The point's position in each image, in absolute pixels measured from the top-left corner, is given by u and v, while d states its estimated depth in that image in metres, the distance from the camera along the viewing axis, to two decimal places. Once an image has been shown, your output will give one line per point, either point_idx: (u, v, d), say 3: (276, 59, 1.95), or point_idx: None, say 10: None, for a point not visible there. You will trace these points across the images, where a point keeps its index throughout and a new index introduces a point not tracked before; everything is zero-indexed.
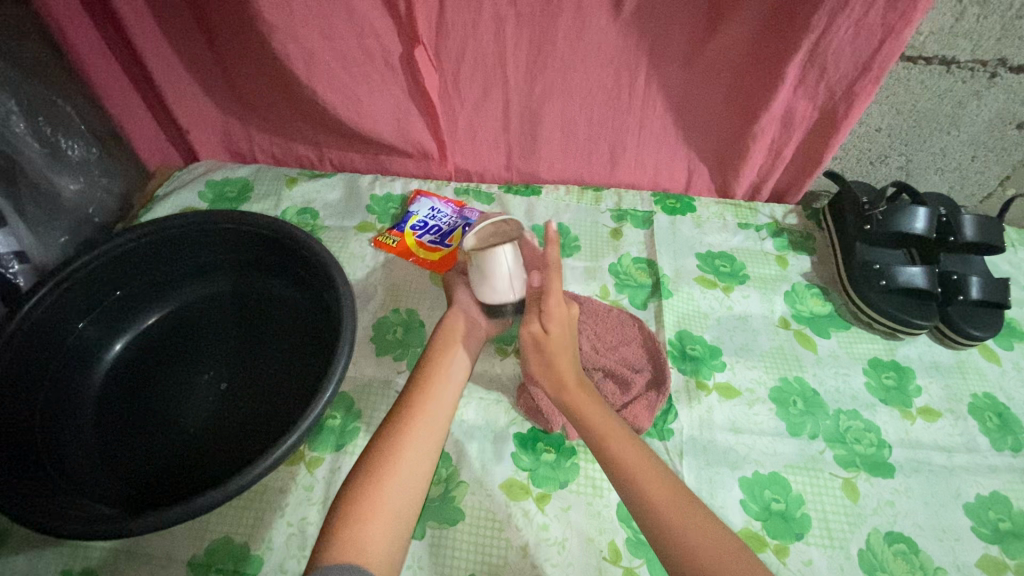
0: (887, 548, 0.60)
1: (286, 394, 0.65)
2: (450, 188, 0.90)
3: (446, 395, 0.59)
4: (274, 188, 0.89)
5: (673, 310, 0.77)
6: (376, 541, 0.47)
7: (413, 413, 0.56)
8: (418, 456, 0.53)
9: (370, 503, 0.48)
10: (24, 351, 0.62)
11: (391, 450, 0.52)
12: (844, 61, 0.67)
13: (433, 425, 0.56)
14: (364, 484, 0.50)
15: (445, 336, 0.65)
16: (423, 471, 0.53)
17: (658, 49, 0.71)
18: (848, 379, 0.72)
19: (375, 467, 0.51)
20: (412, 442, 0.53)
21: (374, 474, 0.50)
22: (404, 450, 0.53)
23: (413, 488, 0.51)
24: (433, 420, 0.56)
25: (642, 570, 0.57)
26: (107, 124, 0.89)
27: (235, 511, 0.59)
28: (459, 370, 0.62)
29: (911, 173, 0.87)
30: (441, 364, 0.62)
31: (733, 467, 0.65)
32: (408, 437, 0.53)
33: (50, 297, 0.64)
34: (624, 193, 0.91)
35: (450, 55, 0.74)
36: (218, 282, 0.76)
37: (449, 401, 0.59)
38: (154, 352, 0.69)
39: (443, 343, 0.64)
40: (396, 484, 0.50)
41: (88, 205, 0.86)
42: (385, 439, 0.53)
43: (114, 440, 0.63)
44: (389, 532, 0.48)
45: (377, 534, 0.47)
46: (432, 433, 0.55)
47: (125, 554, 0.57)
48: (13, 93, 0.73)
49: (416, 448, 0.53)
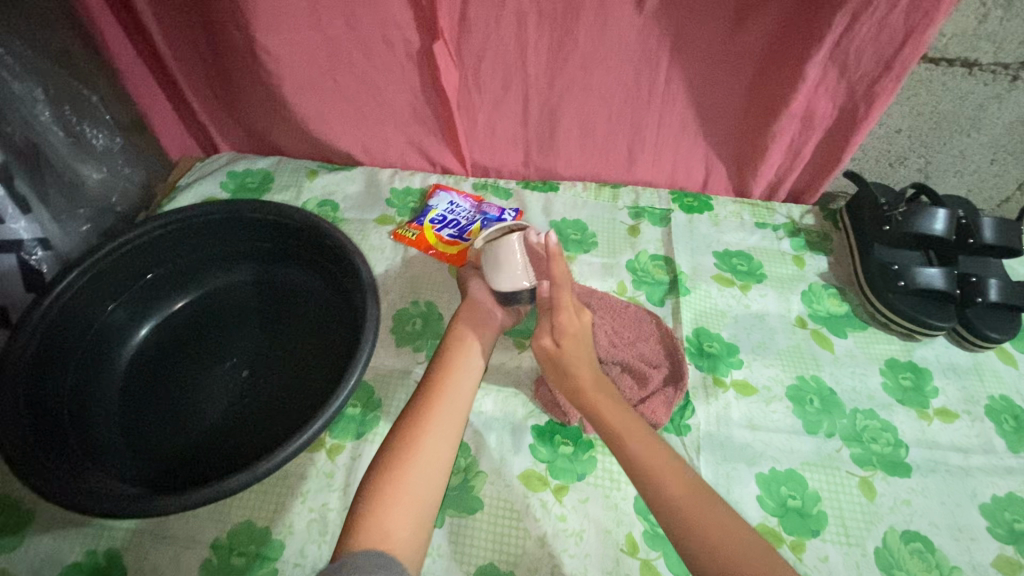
0: (903, 546, 0.60)
1: (308, 382, 0.66)
2: (469, 183, 0.91)
3: (465, 382, 0.59)
4: (295, 180, 0.90)
5: (690, 307, 0.78)
6: (400, 526, 0.47)
7: (433, 400, 0.56)
8: (439, 442, 0.53)
9: (394, 490, 0.49)
10: (54, 332, 0.63)
11: (412, 437, 0.53)
12: (865, 61, 0.68)
13: (454, 412, 0.56)
14: (387, 471, 0.50)
15: (463, 325, 0.65)
16: (446, 456, 0.53)
17: (679, 47, 0.71)
18: (865, 378, 0.72)
19: (397, 455, 0.51)
20: (433, 428, 0.54)
21: (396, 461, 0.51)
22: (425, 436, 0.53)
23: (436, 473, 0.52)
24: (454, 407, 0.57)
25: (659, 563, 0.57)
26: (131, 114, 0.90)
27: (257, 496, 0.60)
28: (477, 357, 0.63)
29: (929, 175, 0.87)
30: (460, 352, 0.62)
31: (750, 463, 0.65)
32: (428, 424, 0.54)
33: (81, 280, 0.66)
34: (641, 191, 0.91)
35: (472, 50, 0.75)
36: (241, 272, 0.77)
37: (469, 387, 0.59)
38: (178, 338, 0.71)
39: (460, 331, 0.65)
40: (418, 470, 0.51)
41: (111, 194, 0.87)
42: (406, 426, 0.54)
43: (139, 423, 0.64)
44: (413, 517, 0.49)
45: (401, 520, 0.48)
46: (452, 419, 0.55)
47: (150, 535, 0.58)
48: (38, 81, 0.74)
49: (437, 434, 0.53)
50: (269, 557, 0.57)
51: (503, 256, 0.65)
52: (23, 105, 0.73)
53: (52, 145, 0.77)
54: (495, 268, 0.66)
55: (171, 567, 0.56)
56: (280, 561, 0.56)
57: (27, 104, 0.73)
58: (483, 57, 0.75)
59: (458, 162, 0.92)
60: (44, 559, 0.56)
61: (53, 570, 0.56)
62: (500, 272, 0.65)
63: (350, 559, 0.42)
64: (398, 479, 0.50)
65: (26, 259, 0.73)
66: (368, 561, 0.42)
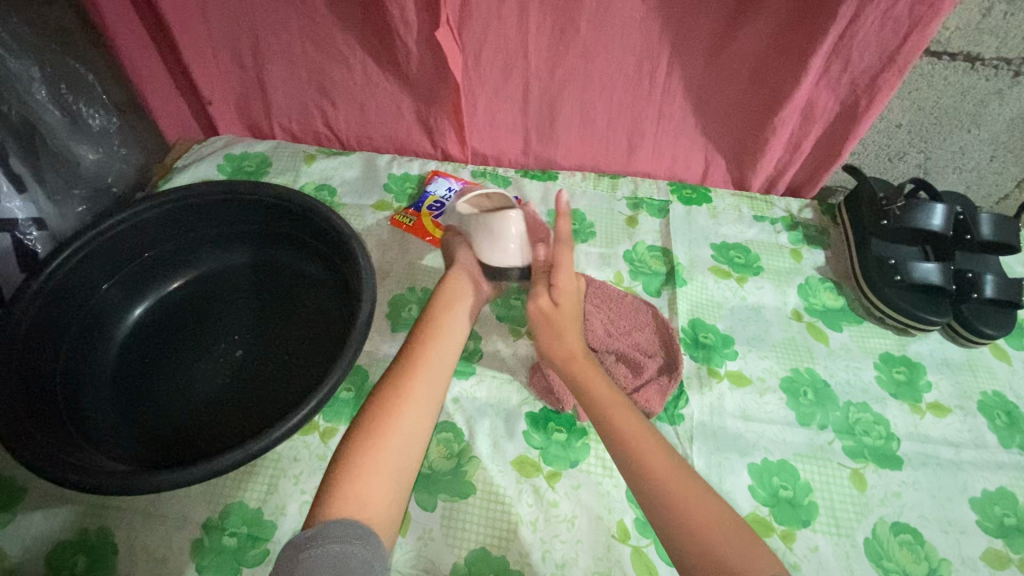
0: (892, 538, 0.60)
1: (301, 366, 0.66)
2: (468, 170, 0.91)
3: (444, 355, 0.59)
4: (292, 164, 0.89)
5: (686, 298, 0.78)
6: (378, 494, 0.47)
7: (412, 371, 0.56)
8: (418, 412, 0.52)
9: (371, 457, 0.48)
10: (47, 307, 0.63)
11: (390, 407, 0.52)
12: (868, 53, 0.67)
13: (432, 382, 0.56)
14: (364, 439, 0.49)
15: (446, 297, 0.65)
16: (423, 430, 0.52)
17: (682, 36, 0.70)
18: (859, 372, 0.73)
19: (374, 424, 0.50)
20: (412, 400, 0.53)
21: (373, 430, 0.50)
22: (404, 407, 0.52)
23: (412, 445, 0.51)
24: (433, 378, 0.56)
25: (649, 550, 0.58)
26: (128, 94, 0.89)
27: (249, 477, 0.60)
28: (458, 332, 0.62)
29: (928, 171, 0.87)
30: (441, 325, 0.61)
31: (743, 454, 0.65)
32: (408, 395, 0.53)
33: (76, 256, 0.65)
34: (640, 181, 0.91)
35: (472, 35, 0.74)
36: (237, 253, 0.76)
37: (448, 361, 0.59)
38: (173, 318, 0.70)
39: (443, 304, 0.64)
40: (396, 440, 0.50)
41: (107, 176, 0.87)
42: (384, 396, 0.53)
43: (132, 401, 0.63)
44: (391, 487, 0.48)
45: (378, 490, 0.47)
46: (431, 391, 0.55)
47: (142, 514, 0.58)
48: (34, 59, 0.74)
49: (415, 404, 0.53)
50: (260, 537, 0.57)
51: (495, 227, 0.66)
52: (17, 83, 0.72)
53: (48, 126, 0.77)
54: (485, 238, 0.67)
55: (162, 546, 0.56)
56: (271, 542, 0.56)
57: (23, 82, 0.73)
58: (483, 43, 0.75)
59: (457, 149, 0.91)
60: (36, 536, 0.56)
61: (44, 548, 0.56)
62: (491, 242, 0.67)
63: (324, 528, 0.42)
64: (376, 447, 0.49)
65: (21, 238, 0.73)
66: (343, 531, 0.42)
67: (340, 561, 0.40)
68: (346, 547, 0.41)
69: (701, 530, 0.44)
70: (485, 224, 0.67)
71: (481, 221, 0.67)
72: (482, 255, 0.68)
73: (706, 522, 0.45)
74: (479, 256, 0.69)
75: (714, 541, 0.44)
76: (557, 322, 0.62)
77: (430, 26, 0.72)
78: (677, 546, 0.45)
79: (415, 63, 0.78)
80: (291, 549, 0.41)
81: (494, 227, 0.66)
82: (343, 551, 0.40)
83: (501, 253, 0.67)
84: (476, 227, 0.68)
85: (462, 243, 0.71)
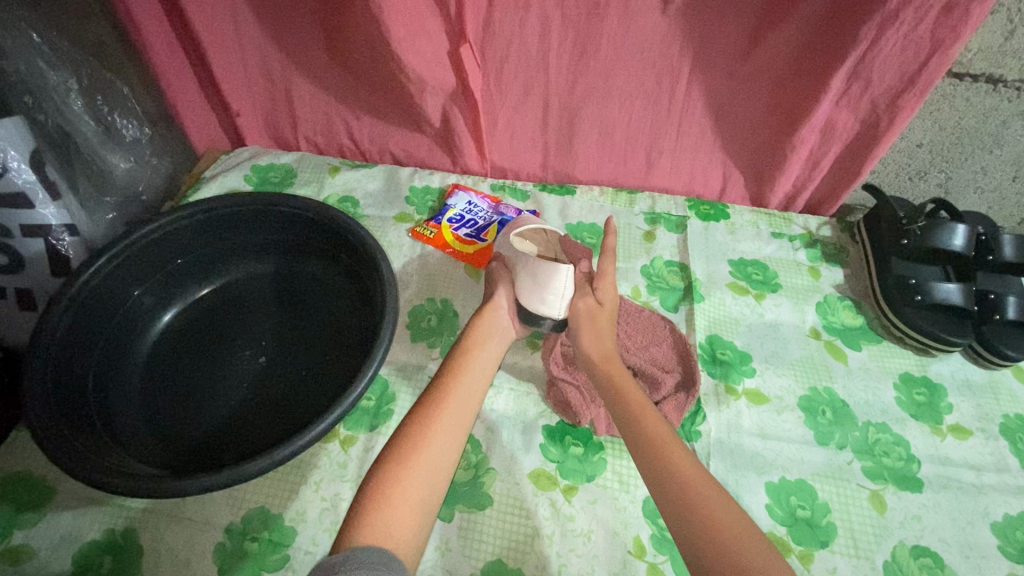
0: (912, 562, 0.60)
1: (323, 376, 0.68)
2: (487, 183, 0.92)
3: (474, 388, 0.60)
4: (316, 176, 0.91)
5: (704, 313, 0.78)
6: (404, 523, 0.47)
7: (443, 402, 0.57)
8: (446, 445, 0.53)
9: (399, 486, 0.49)
10: (83, 312, 0.65)
11: (419, 437, 0.53)
12: (889, 74, 0.68)
13: (461, 416, 0.57)
14: (393, 468, 0.50)
15: (478, 329, 0.66)
16: (449, 463, 0.53)
17: (702, 54, 0.71)
18: (878, 392, 0.72)
19: (403, 454, 0.52)
20: (440, 431, 0.54)
21: (402, 460, 0.51)
22: (433, 438, 0.53)
23: (438, 476, 0.52)
24: (462, 413, 0.57)
25: (666, 567, 0.58)
26: (160, 105, 0.92)
27: (271, 483, 0.61)
28: (489, 365, 0.63)
29: (950, 190, 0.86)
30: (470, 359, 0.63)
31: (760, 472, 0.65)
32: (438, 427, 0.55)
33: (112, 262, 0.67)
34: (658, 197, 0.91)
35: (495, 52, 0.76)
36: (262, 263, 0.78)
37: (477, 396, 0.60)
38: (199, 326, 0.72)
39: (477, 337, 0.65)
40: (423, 471, 0.51)
41: (138, 184, 0.89)
42: (414, 426, 0.54)
43: (160, 407, 0.65)
44: (415, 518, 0.48)
45: (404, 520, 0.48)
46: (460, 424, 0.56)
47: (166, 516, 0.59)
48: (72, 71, 0.77)
49: (444, 438, 0.54)
50: (281, 544, 0.58)
51: (543, 275, 0.67)
52: (55, 94, 0.76)
53: (81, 134, 0.81)
54: (530, 283, 0.68)
55: (186, 549, 0.57)
56: (291, 549, 0.57)
57: (59, 93, 0.76)
58: (506, 61, 0.76)
59: (477, 163, 0.93)
60: (64, 536, 0.58)
61: (72, 546, 0.57)
62: (534, 289, 0.67)
63: (353, 555, 0.42)
64: (404, 477, 0.50)
65: (54, 245, 0.73)
66: (371, 558, 0.42)
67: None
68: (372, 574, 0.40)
69: (718, 528, 0.45)
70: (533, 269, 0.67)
71: (531, 264, 0.68)
72: (522, 298, 0.69)
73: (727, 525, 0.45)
74: (519, 298, 0.69)
75: (732, 547, 0.44)
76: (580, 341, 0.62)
77: (454, 43, 0.74)
78: (703, 556, 0.44)
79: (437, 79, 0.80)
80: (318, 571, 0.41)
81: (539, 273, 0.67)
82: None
83: (541, 302, 0.67)
84: (523, 267, 0.68)
85: (505, 277, 0.72)
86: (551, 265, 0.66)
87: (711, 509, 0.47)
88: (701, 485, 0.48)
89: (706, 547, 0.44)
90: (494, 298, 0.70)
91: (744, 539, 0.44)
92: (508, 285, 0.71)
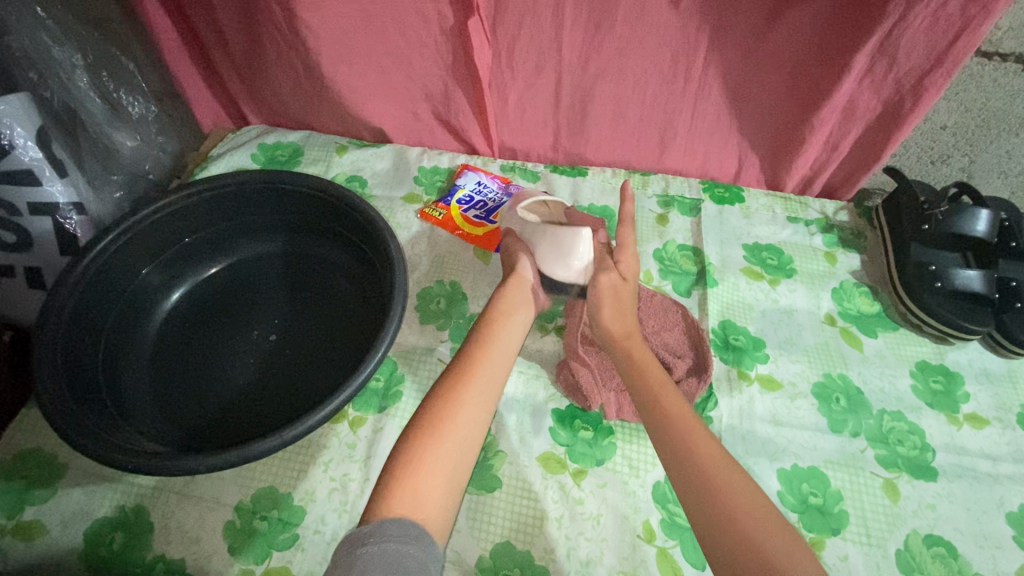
0: (925, 551, 0.59)
1: (331, 357, 0.67)
2: (497, 164, 0.90)
3: (500, 359, 0.59)
4: (324, 155, 0.90)
5: (716, 298, 0.77)
6: (431, 496, 0.47)
7: (469, 375, 0.56)
8: (474, 415, 0.53)
9: (428, 459, 0.49)
10: (92, 290, 0.64)
11: (448, 406, 0.53)
12: (915, 53, 0.65)
13: (489, 386, 0.56)
14: (421, 439, 0.50)
15: (504, 303, 0.65)
16: (478, 433, 0.53)
17: (721, 32, 0.69)
18: (894, 380, 0.71)
19: (431, 426, 0.51)
20: (468, 405, 0.54)
21: (429, 432, 0.51)
22: (461, 408, 0.53)
23: (466, 450, 0.51)
24: (489, 383, 0.56)
25: (675, 551, 0.57)
26: (165, 83, 0.90)
27: (280, 462, 0.61)
28: (515, 340, 0.62)
29: (972, 175, 0.84)
30: (495, 331, 0.62)
31: (772, 459, 0.64)
32: (465, 398, 0.54)
33: (119, 240, 0.67)
34: (671, 179, 0.90)
35: (506, 29, 0.74)
36: (270, 242, 0.78)
37: (503, 367, 0.59)
38: (208, 305, 0.72)
39: (502, 308, 0.64)
40: (452, 439, 0.51)
41: (145, 163, 0.88)
42: (442, 398, 0.53)
43: (169, 386, 0.65)
44: (445, 492, 0.48)
45: (435, 490, 0.47)
46: (488, 393, 0.56)
47: (177, 494, 0.59)
48: (77, 47, 0.76)
49: (472, 406, 0.53)
50: (290, 522, 0.58)
51: (565, 241, 0.66)
52: (60, 70, 0.74)
53: (88, 111, 0.79)
54: (552, 250, 0.67)
55: (195, 526, 0.58)
56: (300, 527, 0.57)
57: (65, 69, 0.75)
58: (517, 38, 0.74)
59: (486, 144, 0.91)
60: (76, 512, 0.58)
61: (84, 523, 0.57)
62: (557, 256, 0.67)
63: (382, 526, 0.42)
64: (432, 449, 0.49)
65: (62, 223, 0.72)
66: (403, 530, 0.42)
67: (394, 561, 0.40)
68: (402, 547, 0.41)
69: (743, 518, 0.44)
70: (554, 236, 0.67)
71: (552, 232, 0.67)
72: (545, 266, 0.68)
73: (759, 523, 0.44)
74: (541, 265, 0.68)
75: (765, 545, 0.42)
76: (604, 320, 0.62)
77: (464, 19, 0.72)
78: (727, 542, 0.43)
79: (447, 56, 0.78)
80: (347, 542, 0.41)
81: (561, 240, 0.66)
82: (399, 551, 0.41)
83: (565, 269, 0.67)
84: (543, 236, 0.68)
85: (521, 248, 0.71)
86: (572, 230, 0.66)
87: (727, 494, 0.46)
88: (718, 470, 0.47)
89: (736, 546, 0.43)
90: (520, 271, 0.68)
91: (767, 529, 0.43)
92: (526, 254, 0.70)
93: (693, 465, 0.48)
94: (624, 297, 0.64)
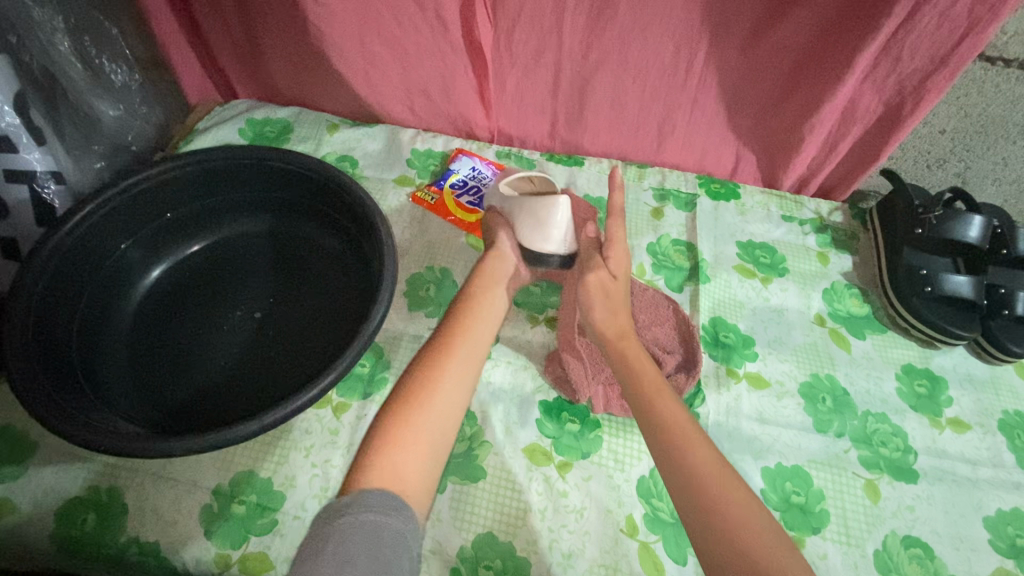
0: (903, 551, 0.60)
1: (316, 341, 0.66)
2: (492, 150, 0.88)
3: (482, 335, 0.59)
4: (314, 133, 0.87)
5: (709, 295, 0.76)
6: (415, 471, 0.47)
7: (448, 350, 0.55)
8: (454, 389, 0.53)
9: (407, 432, 0.48)
10: (67, 263, 0.62)
11: (428, 382, 0.52)
12: (919, 53, 0.64)
13: (469, 361, 0.56)
14: (402, 412, 0.49)
15: (484, 277, 0.64)
16: (457, 407, 0.52)
17: (725, 25, 0.68)
18: (880, 382, 0.71)
19: (411, 399, 0.51)
20: (449, 377, 0.53)
21: (410, 405, 0.50)
22: (440, 384, 0.52)
23: (447, 422, 0.51)
24: (470, 357, 0.56)
25: (657, 547, 0.57)
26: (151, 52, 0.87)
27: (260, 447, 0.60)
28: (496, 312, 0.62)
29: (967, 181, 0.84)
30: (476, 307, 0.61)
31: (757, 456, 0.64)
32: (445, 374, 0.53)
33: (97, 213, 0.64)
34: (668, 172, 0.88)
35: (507, 11, 0.72)
36: (255, 220, 0.75)
37: (483, 340, 0.58)
38: (190, 283, 0.70)
39: (482, 283, 0.64)
40: (432, 416, 0.50)
41: (128, 133, 0.85)
42: (421, 371, 0.53)
43: (147, 364, 0.63)
44: (426, 466, 0.48)
45: (415, 465, 0.47)
46: (468, 367, 0.55)
47: (152, 476, 0.58)
48: (59, 9, 0.72)
49: (452, 381, 0.53)
50: (269, 508, 0.57)
51: (542, 212, 0.66)
52: (40, 32, 0.71)
53: (69, 77, 0.76)
54: (530, 222, 0.67)
55: (171, 509, 0.56)
56: (280, 513, 0.56)
57: (46, 31, 0.71)
58: (517, 22, 0.72)
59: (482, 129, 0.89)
60: (47, 491, 0.56)
61: (55, 502, 0.56)
62: (535, 227, 0.66)
63: (361, 497, 0.42)
64: (413, 422, 0.49)
65: (39, 192, 0.69)
66: (382, 501, 0.42)
67: (373, 533, 0.40)
68: (382, 517, 0.41)
69: None
70: (532, 210, 0.66)
71: (529, 202, 0.67)
72: (526, 239, 0.67)
73: None
74: (521, 240, 0.68)
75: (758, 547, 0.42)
76: (603, 308, 0.63)
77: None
78: (718, 534, 0.43)
79: (444, 36, 0.76)
80: (326, 513, 0.41)
81: (540, 213, 0.66)
82: (377, 521, 0.41)
83: (543, 239, 0.67)
84: (521, 209, 0.67)
85: (501, 221, 0.70)
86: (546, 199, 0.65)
87: (713, 487, 0.46)
88: (710, 463, 0.47)
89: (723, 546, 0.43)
90: (499, 241, 0.68)
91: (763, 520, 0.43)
92: (507, 229, 0.69)
93: (682, 458, 0.48)
94: (615, 293, 0.64)
